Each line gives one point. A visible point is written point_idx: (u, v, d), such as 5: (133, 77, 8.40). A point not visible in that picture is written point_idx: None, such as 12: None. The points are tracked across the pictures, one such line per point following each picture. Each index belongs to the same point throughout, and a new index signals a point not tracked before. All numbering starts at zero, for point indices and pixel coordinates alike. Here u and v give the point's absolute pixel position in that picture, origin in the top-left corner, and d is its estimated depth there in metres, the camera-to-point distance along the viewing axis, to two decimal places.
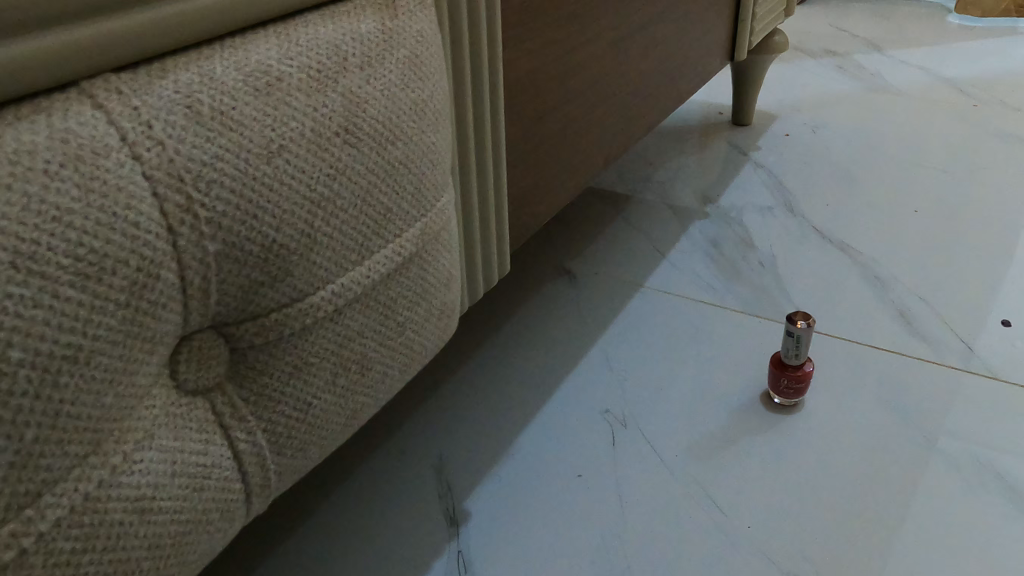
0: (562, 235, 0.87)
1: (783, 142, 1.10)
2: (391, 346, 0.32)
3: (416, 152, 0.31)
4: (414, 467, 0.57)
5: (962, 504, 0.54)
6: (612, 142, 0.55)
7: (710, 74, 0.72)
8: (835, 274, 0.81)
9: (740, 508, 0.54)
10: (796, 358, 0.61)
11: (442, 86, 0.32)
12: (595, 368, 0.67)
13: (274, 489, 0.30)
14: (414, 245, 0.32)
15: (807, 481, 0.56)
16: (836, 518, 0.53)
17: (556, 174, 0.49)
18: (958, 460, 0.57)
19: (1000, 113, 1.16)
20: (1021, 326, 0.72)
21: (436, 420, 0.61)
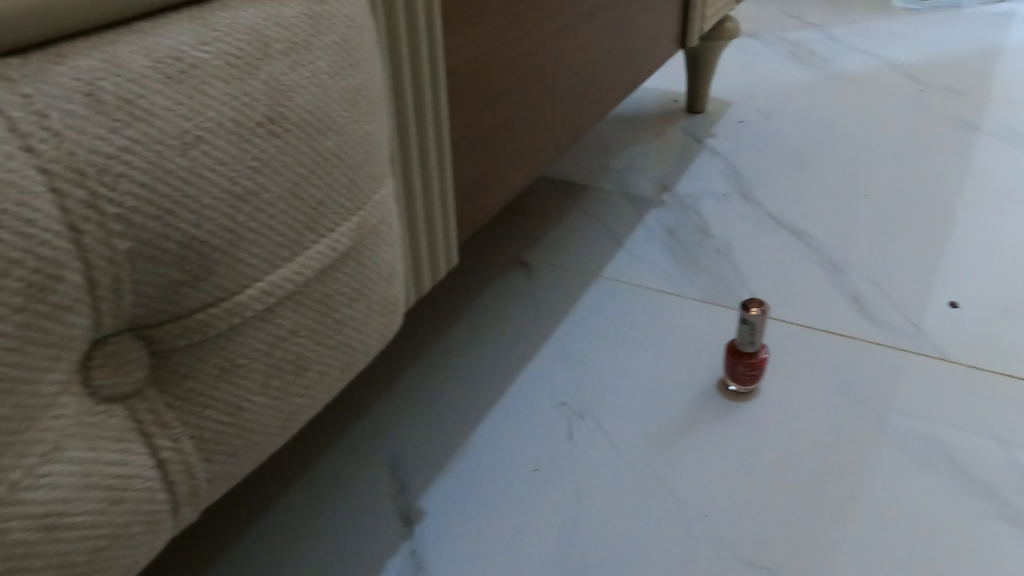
0: (517, 225, 0.86)
1: (736, 129, 1.10)
2: (329, 344, 0.31)
3: (348, 144, 0.30)
4: (367, 466, 0.56)
5: (915, 485, 0.54)
6: (562, 130, 0.54)
7: (661, 60, 0.72)
8: (790, 259, 0.81)
9: (696, 496, 0.54)
10: (751, 345, 0.61)
11: (375, 75, 0.31)
12: (551, 360, 0.66)
13: (206, 498, 0.29)
14: (351, 239, 0.31)
15: (761, 467, 0.56)
16: (792, 504, 0.53)
17: (505, 163, 0.48)
18: (909, 441, 0.58)
19: (946, 97, 1.17)
20: (968, 307, 0.73)
21: (390, 416, 0.60)
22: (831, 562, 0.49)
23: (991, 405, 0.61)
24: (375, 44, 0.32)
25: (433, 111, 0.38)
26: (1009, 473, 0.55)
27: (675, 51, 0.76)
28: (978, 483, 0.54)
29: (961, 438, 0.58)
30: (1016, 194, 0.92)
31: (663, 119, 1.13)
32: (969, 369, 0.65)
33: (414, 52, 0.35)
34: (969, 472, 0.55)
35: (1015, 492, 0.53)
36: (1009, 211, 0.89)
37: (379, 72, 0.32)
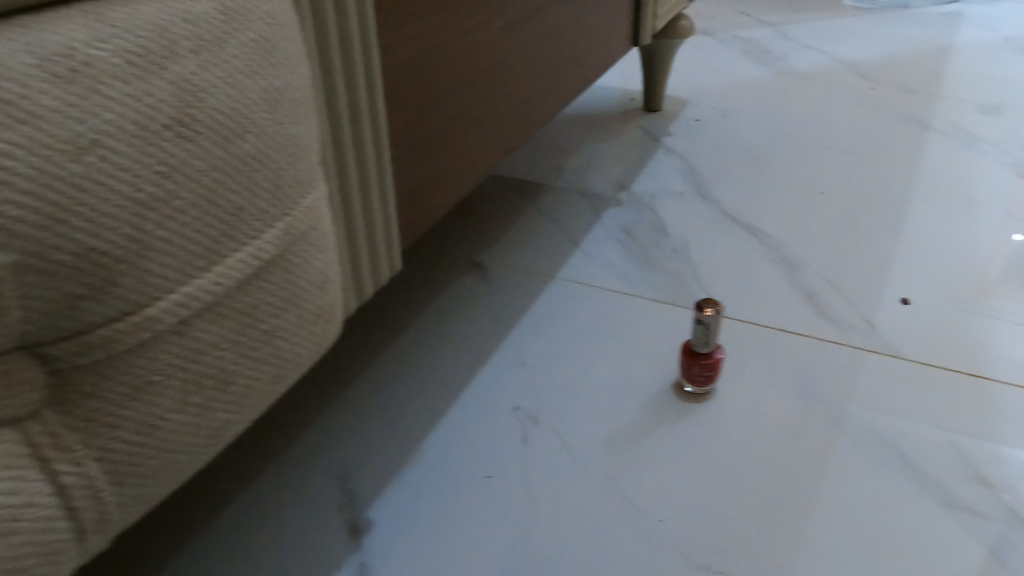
0: (473, 226, 0.85)
1: (692, 127, 1.10)
2: (253, 356, 0.30)
3: (269, 147, 0.29)
4: (316, 476, 0.54)
5: (869, 484, 0.54)
6: (510, 130, 0.53)
7: (613, 58, 0.71)
8: (745, 257, 0.81)
9: (651, 501, 0.53)
10: (706, 345, 0.60)
11: (301, 75, 0.30)
12: (504, 363, 0.65)
13: (116, 522, 0.27)
14: (275, 247, 0.30)
15: (715, 468, 0.56)
16: (747, 506, 0.53)
17: (451, 165, 0.47)
18: (864, 440, 0.58)
19: (896, 95, 1.19)
20: (920, 303, 0.74)
21: (337, 424, 0.59)
22: (786, 565, 0.49)
23: (941, 402, 0.61)
24: (300, 43, 0.31)
25: (378, 116, 0.36)
26: (958, 469, 0.55)
27: (628, 49, 0.75)
28: (928, 479, 0.55)
29: (911, 435, 0.58)
30: (965, 191, 0.93)
31: (619, 117, 1.13)
32: (920, 366, 0.65)
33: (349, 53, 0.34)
34: (920, 469, 0.55)
35: (964, 488, 0.54)
36: (957, 207, 0.90)
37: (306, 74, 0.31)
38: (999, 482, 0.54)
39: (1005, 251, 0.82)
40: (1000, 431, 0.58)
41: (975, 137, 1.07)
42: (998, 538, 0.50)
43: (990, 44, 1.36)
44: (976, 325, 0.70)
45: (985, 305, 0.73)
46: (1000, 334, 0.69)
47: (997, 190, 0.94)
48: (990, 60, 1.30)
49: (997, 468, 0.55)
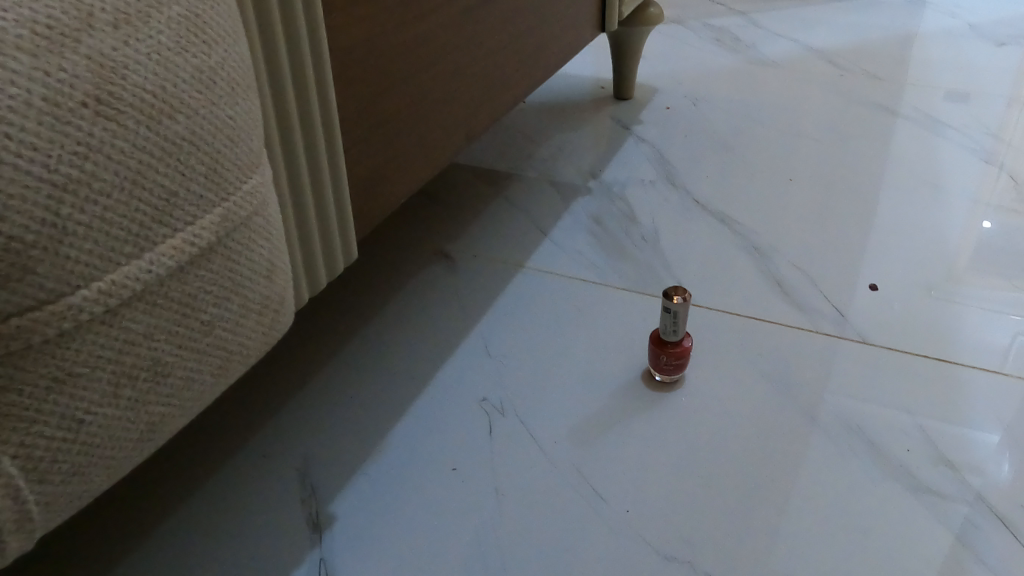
0: (440, 216, 0.84)
1: (663, 115, 1.10)
2: (192, 348, 0.30)
3: (205, 128, 0.28)
4: (276, 470, 0.53)
5: (838, 472, 0.54)
6: (472, 116, 0.52)
7: (579, 44, 0.71)
8: (715, 246, 0.81)
9: (618, 492, 0.52)
10: (675, 335, 0.59)
11: (238, 54, 0.29)
12: (471, 354, 0.65)
13: (40, 521, 0.27)
14: (214, 233, 0.29)
15: (683, 457, 0.55)
16: (715, 495, 0.52)
17: (410, 152, 0.46)
18: (833, 428, 0.57)
19: (865, 83, 1.19)
20: (888, 289, 0.74)
21: (298, 418, 0.58)
22: (753, 554, 0.49)
23: (907, 387, 0.61)
24: (237, 20, 0.30)
25: (327, 100, 0.35)
26: (924, 453, 0.55)
27: (595, 35, 0.75)
28: (895, 464, 0.54)
29: (879, 421, 0.58)
30: (932, 178, 0.94)
31: (590, 106, 1.12)
32: (888, 352, 0.65)
33: (294, 33, 0.33)
34: (888, 455, 0.55)
35: (931, 473, 0.54)
36: (925, 194, 0.90)
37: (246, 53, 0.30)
38: (965, 465, 0.54)
39: (972, 237, 0.82)
40: (967, 415, 0.59)
41: (942, 124, 1.07)
42: (964, 522, 0.50)
43: (957, 31, 1.37)
44: (943, 310, 0.71)
45: (952, 290, 0.73)
46: (967, 319, 0.69)
47: (964, 177, 0.94)
48: (956, 47, 1.31)
49: (964, 456, 0.55)
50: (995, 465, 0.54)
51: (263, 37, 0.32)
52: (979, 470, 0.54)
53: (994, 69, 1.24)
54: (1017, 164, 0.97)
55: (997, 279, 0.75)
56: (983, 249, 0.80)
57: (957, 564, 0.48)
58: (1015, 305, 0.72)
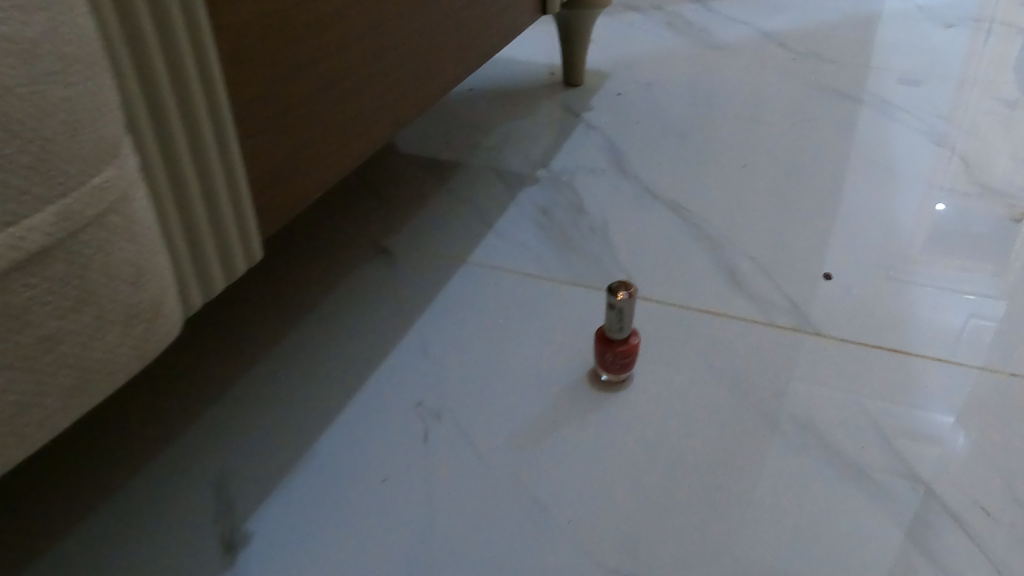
0: (380, 208, 0.80)
1: (615, 101, 1.06)
2: (24, 360, 0.28)
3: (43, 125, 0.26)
4: (190, 484, 0.50)
5: (794, 472, 0.51)
6: (393, 101, 0.49)
7: (519, 26, 0.67)
8: (666, 236, 0.78)
9: (561, 501, 0.49)
10: (621, 332, 0.56)
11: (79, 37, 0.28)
12: (408, 354, 0.61)
13: None
14: (47, 236, 0.28)
15: (628, 465, 0.52)
16: (664, 501, 0.49)
17: (320, 141, 0.43)
18: (789, 427, 0.55)
19: (819, 67, 1.17)
20: (843, 277, 0.71)
21: (220, 424, 0.54)
22: (703, 564, 0.46)
23: (863, 382, 0.59)
24: None
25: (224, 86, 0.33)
26: (881, 451, 0.53)
27: (535, 15, 0.71)
28: (846, 464, 0.52)
29: (834, 420, 0.55)
30: (887, 162, 0.92)
31: (540, 93, 1.09)
32: (843, 343, 0.63)
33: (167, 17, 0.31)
34: (842, 454, 0.52)
35: (886, 471, 0.51)
36: (879, 178, 0.88)
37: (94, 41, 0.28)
38: (914, 456, 0.52)
39: (923, 220, 0.81)
40: (918, 402, 0.57)
41: (897, 107, 1.05)
42: (915, 519, 0.48)
43: (912, 15, 1.36)
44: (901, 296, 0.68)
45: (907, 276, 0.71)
46: (920, 304, 0.67)
47: (919, 160, 0.92)
48: (913, 31, 1.29)
49: (915, 440, 0.54)
50: (951, 453, 0.52)
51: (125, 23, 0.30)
52: (936, 453, 0.52)
53: (949, 52, 1.22)
54: (970, 147, 0.96)
55: (952, 263, 0.73)
56: (936, 233, 0.78)
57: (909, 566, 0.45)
58: (971, 290, 0.70)
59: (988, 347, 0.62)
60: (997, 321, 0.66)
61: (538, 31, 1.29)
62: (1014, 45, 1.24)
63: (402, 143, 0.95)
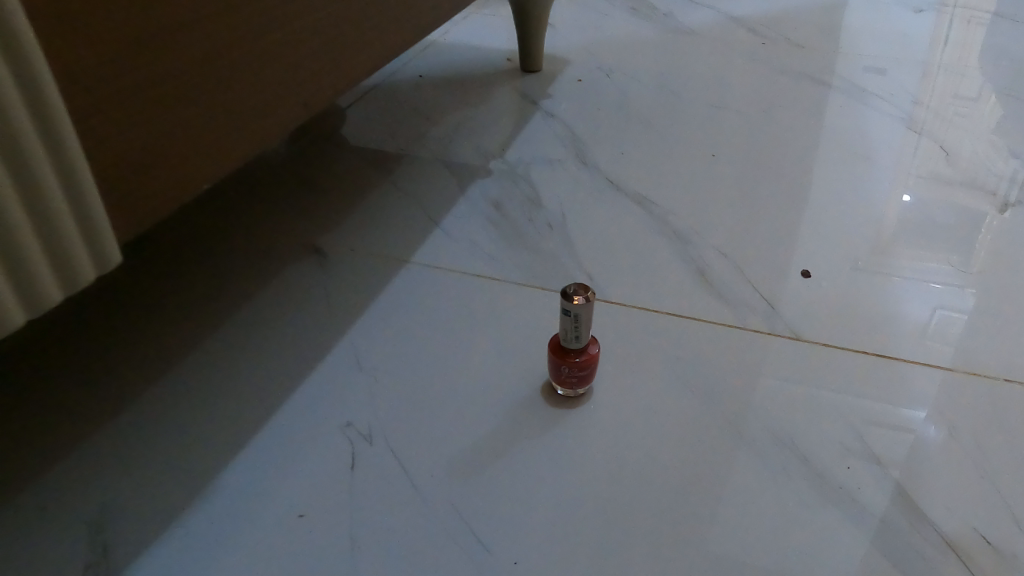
0: (314, 202, 0.73)
1: (575, 88, 1.00)
2: None
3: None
4: (65, 523, 0.44)
5: (768, 494, 0.46)
6: (274, 85, 0.43)
7: (426, 15, 0.62)
8: (630, 231, 0.72)
9: (509, 536, 0.44)
10: (577, 341, 0.50)
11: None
12: (335, 368, 0.55)
13: None
14: None
15: (582, 463, 0.48)
16: (625, 531, 0.44)
17: (174, 131, 0.37)
18: (760, 443, 0.49)
19: (787, 53, 1.11)
20: (821, 276, 0.66)
21: (111, 454, 0.48)
22: None
23: (837, 377, 0.55)
24: None
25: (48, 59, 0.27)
26: (856, 452, 0.49)
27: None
28: (813, 463, 0.48)
29: (795, 405, 0.52)
30: (861, 150, 0.86)
31: (495, 79, 1.02)
32: (820, 348, 0.57)
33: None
34: (807, 445, 0.49)
35: (852, 467, 0.48)
36: (853, 167, 0.83)
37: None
38: (884, 446, 0.49)
39: (895, 211, 0.76)
40: (895, 393, 0.53)
41: (869, 94, 1.00)
42: (880, 521, 0.45)
43: None
44: (871, 286, 0.65)
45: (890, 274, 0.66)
46: (896, 302, 0.62)
47: (893, 149, 0.87)
48: (882, 15, 1.24)
49: (884, 425, 0.51)
50: (924, 438, 0.50)
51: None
52: (911, 439, 0.50)
53: (917, 37, 1.18)
54: (946, 136, 0.91)
55: (924, 255, 0.69)
56: (909, 226, 0.74)
57: None
58: (937, 276, 0.66)
59: (957, 339, 0.59)
60: (958, 312, 0.62)
61: (495, 15, 1.22)
62: (983, 31, 1.20)
63: (349, 133, 0.87)
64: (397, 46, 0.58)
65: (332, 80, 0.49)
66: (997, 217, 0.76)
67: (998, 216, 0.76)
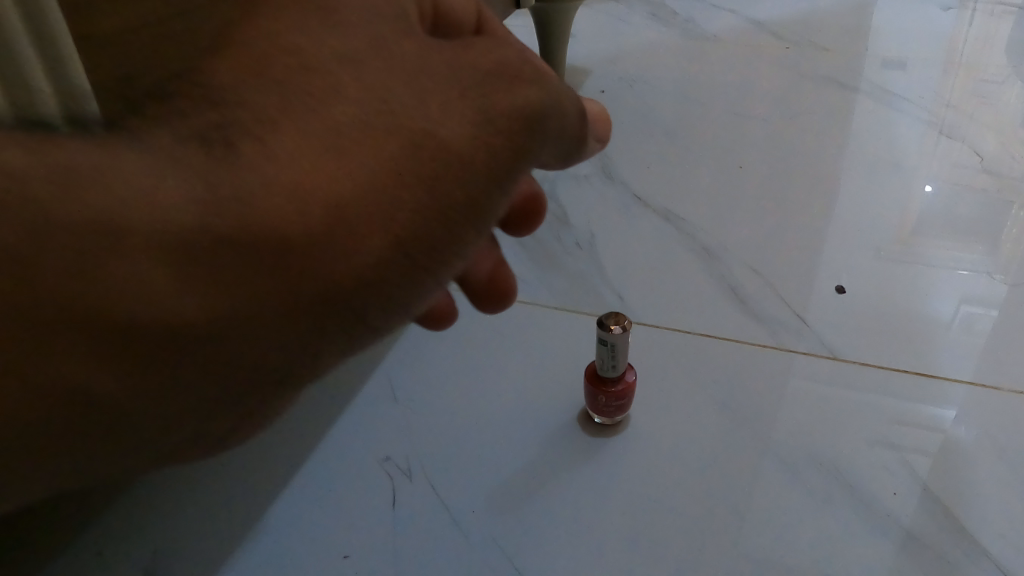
0: None
1: (597, 100, 0.99)
2: None
3: (188, 222, 0.27)
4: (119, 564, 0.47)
5: (806, 519, 0.49)
6: None
7: None
8: (662, 246, 0.71)
9: (571, 556, 0.47)
10: (615, 370, 0.49)
11: (188, 142, 0.29)
12: (373, 401, 0.56)
13: None
14: None
15: (623, 488, 0.51)
16: (688, 547, 0.48)
17: None
18: (795, 462, 0.52)
19: (810, 56, 1.10)
20: (856, 291, 0.65)
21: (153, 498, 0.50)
22: None
23: (864, 386, 0.57)
24: None
25: (439, 162, 0.33)
26: (895, 464, 0.52)
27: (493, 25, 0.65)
28: (853, 482, 0.51)
29: (826, 409, 0.55)
30: (890, 154, 0.86)
31: None
32: (856, 366, 0.59)
33: (318, 105, 0.32)
34: (837, 460, 0.52)
35: (881, 475, 0.51)
36: (884, 172, 0.82)
37: (204, 141, 0.29)
38: (911, 447, 0.53)
39: (918, 208, 0.76)
40: (921, 394, 0.56)
41: (896, 96, 0.99)
42: (904, 528, 0.48)
43: None
44: (904, 272, 0.67)
45: (922, 278, 0.67)
46: (927, 311, 0.63)
47: (920, 151, 0.87)
48: (905, 11, 1.23)
49: (915, 424, 0.54)
50: (951, 436, 0.53)
51: (241, 121, 0.30)
52: (940, 439, 0.53)
53: (937, 31, 1.17)
54: (972, 136, 0.91)
55: (948, 253, 0.70)
56: (938, 228, 0.73)
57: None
58: (966, 264, 0.69)
59: (983, 338, 0.61)
60: (988, 305, 0.64)
61: (514, 24, 1.21)
62: (1006, 22, 1.19)
63: None
64: None
65: None
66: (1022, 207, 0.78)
67: (1021, 209, 0.77)
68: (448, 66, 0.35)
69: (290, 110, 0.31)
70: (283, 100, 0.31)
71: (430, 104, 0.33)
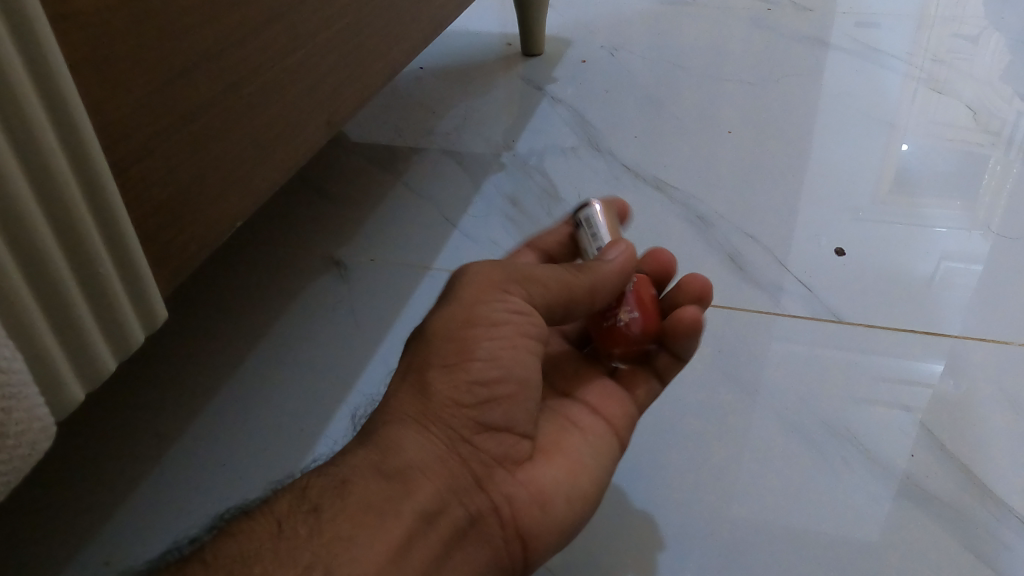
0: (324, 214, 0.72)
1: (580, 68, 0.98)
2: None
3: (388, 527, 0.33)
4: (136, 554, 0.45)
5: (812, 472, 0.49)
6: (285, 117, 0.42)
7: (430, 9, 0.60)
8: (656, 218, 0.71)
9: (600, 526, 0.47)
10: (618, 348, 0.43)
11: (357, 454, 0.35)
12: (373, 389, 0.55)
13: None
14: None
15: (626, 460, 0.51)
16: (714, 510, 0.48)
17: (200, 189, 0.37)
18: (794, 418, 0.52)
19: (792, 14, 1.09)
20: (855, 255, 0.66)
21: (172, 484, 0.49)
22: None
23: (863, 345, 0.57)
24: None
25: (510, 387, 0.38)
26: (900, 419, 0.52)
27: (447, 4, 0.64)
28: (865, 447, 0.50)
29: (816, 362, 0.56)
30: (883, 115, 0.86)
31: (496, 65, 0.99)
32: (862, 330, 0.58)
33: (438, 396, 0.37)
34: (837, 416, 0.52)
35: (880, 428, 0.51)
36: (875, 136, 0.82)
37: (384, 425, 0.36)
38: (910, 403, 0.53)
39: (895, 165, 0.78)
40: (915, 349, 0.57)
41: (881, 53, 0.99)
42: (904, 478, 0.49)
43: None
44: (898, 229, 0.68)
45: (912, 237, 0.68)
46: (924, 271, 0.64)
47: (905, 108, 0.87)
48: None
49: (907, 380, 0.55)
50: (944, 390, 0.53)
51: (400, 401, 0.37)
52: (929, 392, 0.53)
53: None
54: (965, 94, 0.91)
55: (941, 218, 0.70)
56: (924, 186, 0.75)
57: (938, 524, 0.46)
58: (951, 221, 0.70)
59: (970, 287, 0.62)
60: (967, 261, 0.65)
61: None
62: None
63: (355, 134, 0.85)
64: (408, 51, 0.57)
65: (339, 98, 0.48)
66: (1004, 158, 0.79)
67: (998, 160, 0.79)
68: (503, 269, 0.39)
69: (416, 410, 0.36)
70: (406, 395, 0.37)
71: (488, 330, 0.37)
